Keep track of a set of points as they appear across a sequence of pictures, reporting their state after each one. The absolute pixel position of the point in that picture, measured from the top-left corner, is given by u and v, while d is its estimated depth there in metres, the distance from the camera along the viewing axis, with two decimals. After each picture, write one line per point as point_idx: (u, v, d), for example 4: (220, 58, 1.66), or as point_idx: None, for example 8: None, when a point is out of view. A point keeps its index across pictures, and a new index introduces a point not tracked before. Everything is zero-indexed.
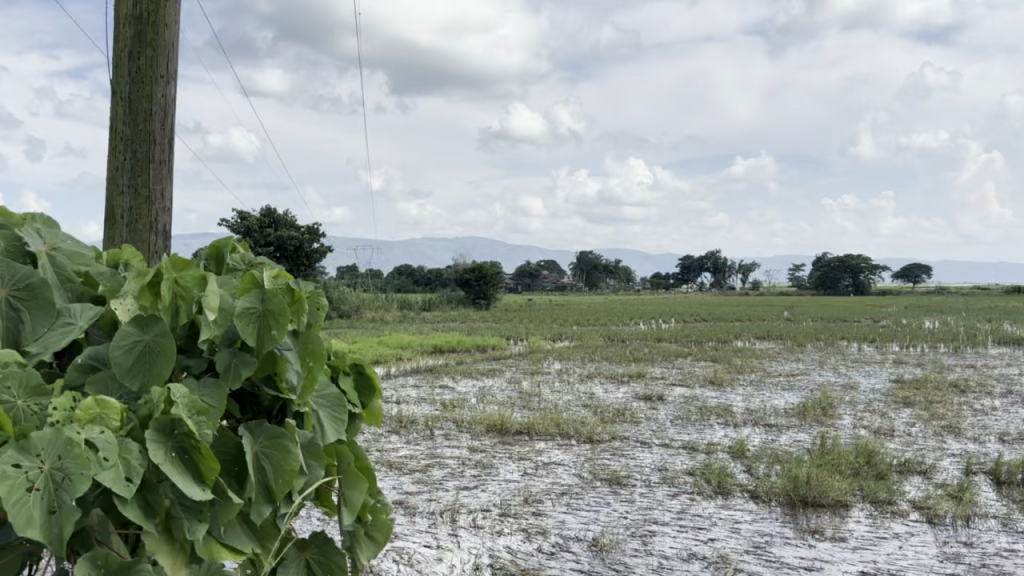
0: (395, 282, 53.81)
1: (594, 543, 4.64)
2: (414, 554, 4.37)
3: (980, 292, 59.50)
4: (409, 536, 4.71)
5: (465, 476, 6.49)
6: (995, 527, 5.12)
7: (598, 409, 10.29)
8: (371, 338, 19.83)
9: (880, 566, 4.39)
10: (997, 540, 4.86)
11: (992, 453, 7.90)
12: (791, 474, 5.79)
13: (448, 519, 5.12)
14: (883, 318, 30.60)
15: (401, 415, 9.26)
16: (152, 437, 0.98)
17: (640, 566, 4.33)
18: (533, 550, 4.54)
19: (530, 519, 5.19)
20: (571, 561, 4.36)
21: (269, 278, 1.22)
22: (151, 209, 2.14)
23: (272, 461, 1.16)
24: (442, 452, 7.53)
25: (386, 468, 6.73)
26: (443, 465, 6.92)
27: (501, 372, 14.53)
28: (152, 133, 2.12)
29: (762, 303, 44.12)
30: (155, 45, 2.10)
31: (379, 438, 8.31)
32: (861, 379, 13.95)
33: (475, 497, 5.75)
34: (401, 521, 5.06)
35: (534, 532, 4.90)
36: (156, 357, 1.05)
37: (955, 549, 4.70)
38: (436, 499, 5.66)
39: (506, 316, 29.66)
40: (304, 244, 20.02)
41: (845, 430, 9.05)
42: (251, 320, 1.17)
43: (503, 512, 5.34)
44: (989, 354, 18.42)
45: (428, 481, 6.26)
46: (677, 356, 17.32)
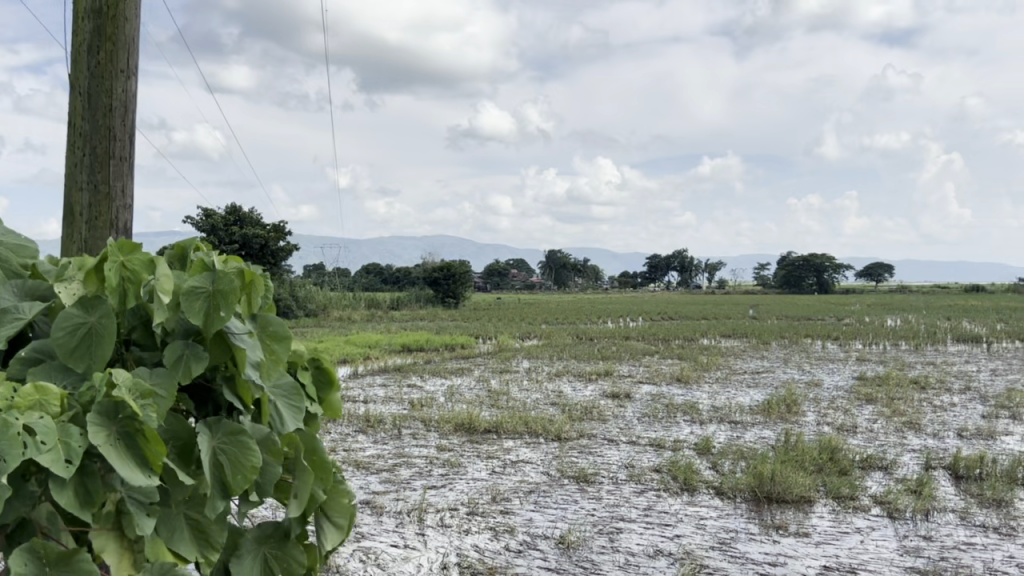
0: (363, 282, 53.54)
1: (561, 540, 4.72)
2: (381, 554, 4.41)
3: (939, 290, 60.78)
4: (376, 536, 4.74)
5: (432, 475, 6.51)
6: (953, 521, 5.28)
7: (566, 406, 10.39)
8: (338, 338, 19.74)
9: (842, 560, 4.50)
10: (955, 534, 5.01)
11: (951, 448, 8.11)
12: (755, 470, 5.91)
13: (415, 518, 5.16)
14: (847, 316, 31.07)
15: (367, 415, 9.26)
16: (93, 421, 1.02)
17: (606, 563, 4.40)
18: (500, 548, 4.60)
19: (498, 517, 5.25)
20: (538, 558, 4.44)
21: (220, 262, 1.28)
22: (112, 207, 2.03)
23: (231, 458, 1.20)
24: (411, 451, 7.55)
25: (354, 468, 6.74)
26: (411, 464, 6.94)
27: (469, 370, 14.54)
28: (113, 129, 2.01)
29: (729, 301, 44.66)
30: (115, 40, 1.99)
31: (346, 438, 8.30)
32: (825, 376, 14.21)
33: (442, 497, 5.79)
34: (368, 521, 5.08)
35: (501, 530, 4.95)
36: (99, 340, 1.11)
37: (915, 543, 4.84)
38: (404, 498, 5.71)
39: (475, 315, 29.70)
40: (270, 243, 19.83)
41: (809, 427, 9.24)
42: (200, 298, 1.21)
43: (471, 510, 5.39)
44: (948, 351, 18.85)
45: (396, 481, 6.29)
46: (644, 354, 17.49)
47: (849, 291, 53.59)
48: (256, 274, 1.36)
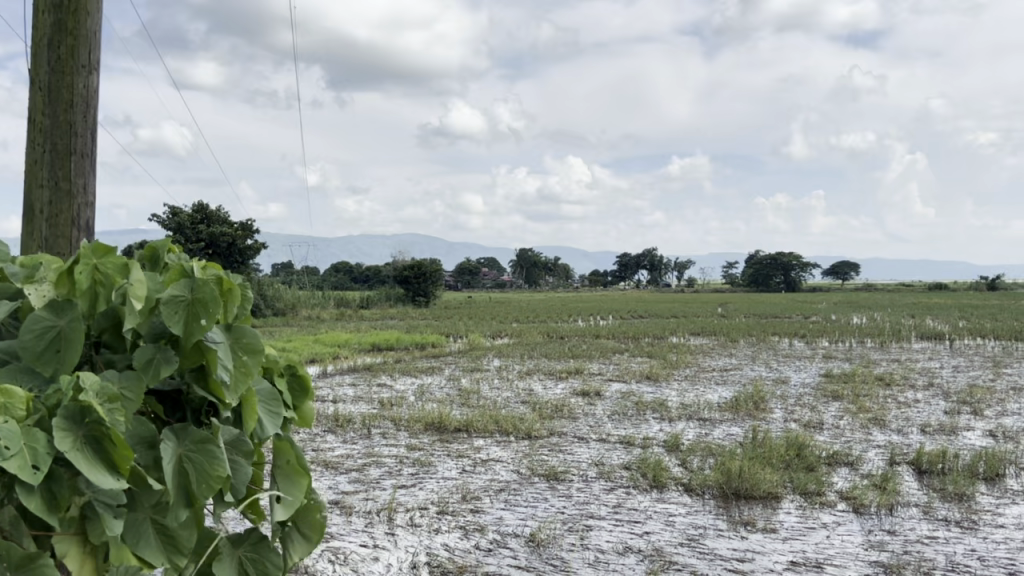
0: (332, 280, 53.19)
1: (531, 538, 4.70)
2: (350, 554, 4.36)
3: (903, 288, 61.73)
4: (345, 536, 4.69)
5: (402, 475, 6.45)
6: (916, 515, 5.34)
7: (536, 404, 10.39)
8: (308, 337, 19.56)
9: (808, 555, 4.52)
10: (918, 528, 5.06)
11: (914, 443, 8.22)
12: (722, 467, 5.94)
13: (385, 518, 5.12)
14: (814, 314, 31.33)
15: (337, 415, 9.17)
16: (59, 424, 0.99)
17: (576, 560, 4.39)
18: (471, 547, 4.58)
19: (468, 517, 5.20)
20: (508, 557, 4.41)
21: (197, 268, 1.24)
22: (73, 205, 1.91)
23: (197, 465, 1.16)
24: (381, 451, 7.49)
25: (322, 468, 6.68)
26: (381, 464, 6.87)
27: (440, 369, 14.49)
28: (74, 124, 1.89)
29: (699, 299, 44.99)
30: (76, 34, 1.88)
31: (315, 438, 8.22)
32: (792, 373, 14.35)
33: (412, 496, 5.74)
34: (337, 521, 5.03)
35: (471, 529, 4.92)
36: (67, 342, 1.10)
37: (879, 537, 4.88)
38: (373, 498, 5.65)
39: (446, 313, 29.60)
40: (237, 242, 19.55)
41: (776, 423, 9.31)
42: (179, 308, 1.18)
43: (441, 510, 5.34)
44: (912, 348, 19.12)
45: (366, 481, 6.24)
46: (614, 352, 17.54)
47: (816, 289, 54.19)
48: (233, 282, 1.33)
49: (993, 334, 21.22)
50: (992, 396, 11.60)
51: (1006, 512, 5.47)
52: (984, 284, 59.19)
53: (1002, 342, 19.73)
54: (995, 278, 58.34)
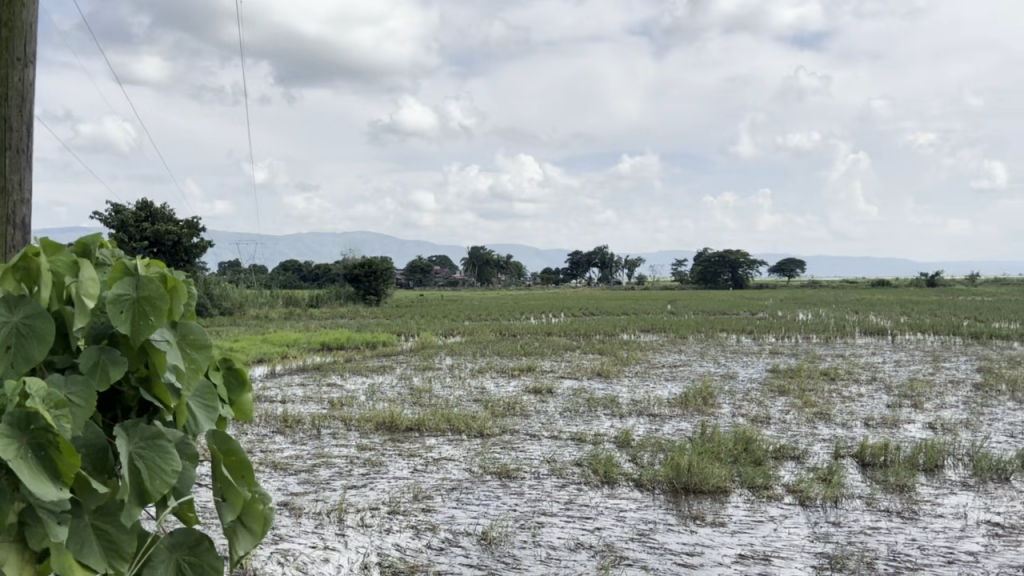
0: (281, 280, 52.28)
1: (483, 536, 4.60)
2: (300, 555, 4.22)
3: (847, 284, 62.96)
4: (295, 538, 4.55)
5: (352, 474, 6.32)
6: (860, 506, 5.38)
7: (488, 403, 10.28)
8: (256, 336, 19.10)
9: (756, 548, 4.50)
10: (861, 519, 5.09)
11: (858, 437, 8.32)
12: (672, 461, 5.92)
13: (336, 519, 4.97)
14: (760, 311, 31.72)
15: (286, 415, 8.94)
16: (6, 430, 1.04)
17: (528, 557, 4.31)
18: (422, 546, 4.47)
19: (419, 516, 5.08)
20: (460, 556, 4.31)
21: (139, 267, 1.34)
22: (8, 201, 1.79)
23: (147, 464, 1.24)
24: (330, 451, 7.32)
25: (272, 470, 6.48)
26: (331, 464, 6.73)
27: (391, 368, 14.25)
28: (7, 121, 1.76)
29: (650, 296, 45.25)
30: (9, 26, 1.73)
31: (263, 439, 8.00)
32: (739, 369, 14.47)
33: (362, 496, 5.60)
34: (286, 522, 4.88)
35: (423, 528, 4.81)
36: (27, 337, 1.15)
37: (824, 529, 4.89)
38: (324, 499, 5.49)
39: (398, 312, 29.26)
40: (184, 239, 19.00)
41: (724, 418, 9.37)
42: (126, 305, 1.28)
43: (392, 509, 5.21)
44: (856, 343, 19.46)
45: (315, 482, 6.07)
46: (565, 350, 17.50)
47: (762, 286, 54.93)
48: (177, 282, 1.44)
49: (932, 329, 21.69)
50: (931, 389, 11.84)
51: (945, 502, 5.54)
52: (923, 280, 60.80)
53: (940, 337, 20.19)
54: (934, 275, 59.77)
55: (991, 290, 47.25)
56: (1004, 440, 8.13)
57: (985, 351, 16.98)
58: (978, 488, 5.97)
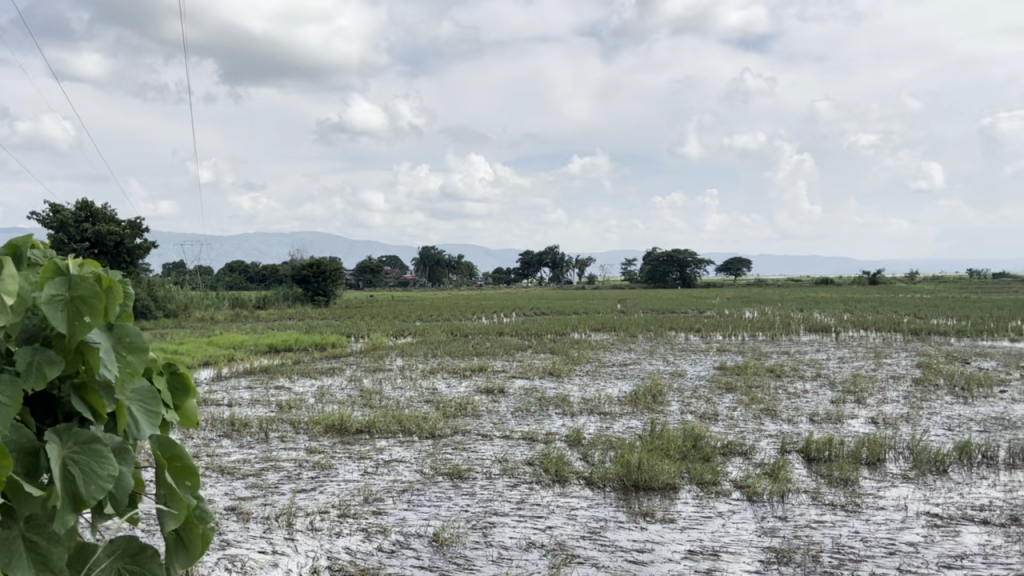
0: (228, 281, 51.34)
1: (434, 538, 4.51)
2: (247, 561, 4.12)
3: (792, 283, 64.03)
4: (242, 543, 4.42)
5: (301, 478, 6.18)
6: (807, 501, 5.41)
7: (439, 403, 10.17)
8: (200, 339, 18.66)
9: (706, 544, 4.49)
10: (808, 513, 5.12)
11: (804, 432, 8.42)
12: (623, 459, 5.91)
13: (284, 523, 4.84)
14: (708, 309, 32.05)
15: (232, 418, 8.73)
16: None
17: (479, 557, 4.24)
18: (373, 549, 4.36)
19: (370, 518, 4.98)
20: (412, 557, 4.23)
21: (72, 265, 1.27)
22: None
23: (82, 468, 1.19)
24: (278, 455, 7.14)
25: (218, 474, 6.30)
26: (279, 468, 6.57)
27: (340, 370, 14.03)
28: None
29: (601, 296, 45.45)
30: None
31: (208, 443, 7.78)
32: (688, 366, 14.58)
33: (312, 500, 5.47)
34: (233, 528, 4.73)
35: (373, 531, 4.70)
36: None
37: (771, 523, 4.90)
38: (272, 503, 5.35)
39: (347, 313, 28.91)
40: (126, 240, 18.44)
41: (674, 416, 9.42)
42: (60, 304, 1.21)
43: (342, 512, 5.10)
44: (801, 340, 19.76)
45: (263, 486, 5.91)
46: (517, 349, 17.46)
47: (709, 285, 55.53)
48: (114, 281, 1.37)
49: (873, 325, 22.11)
50: (874, 385, 12.05)
51: (887, 494, 5.61)
52: (865, 279, 62.14)
53: (882, 333, 20.62)
54: (876, 274, 60.94)
55: (929, 288, 48.72)
56: (942, 433, 8.29)
57: (925, 347, 17.36)
58: (919, 480, 6.07)
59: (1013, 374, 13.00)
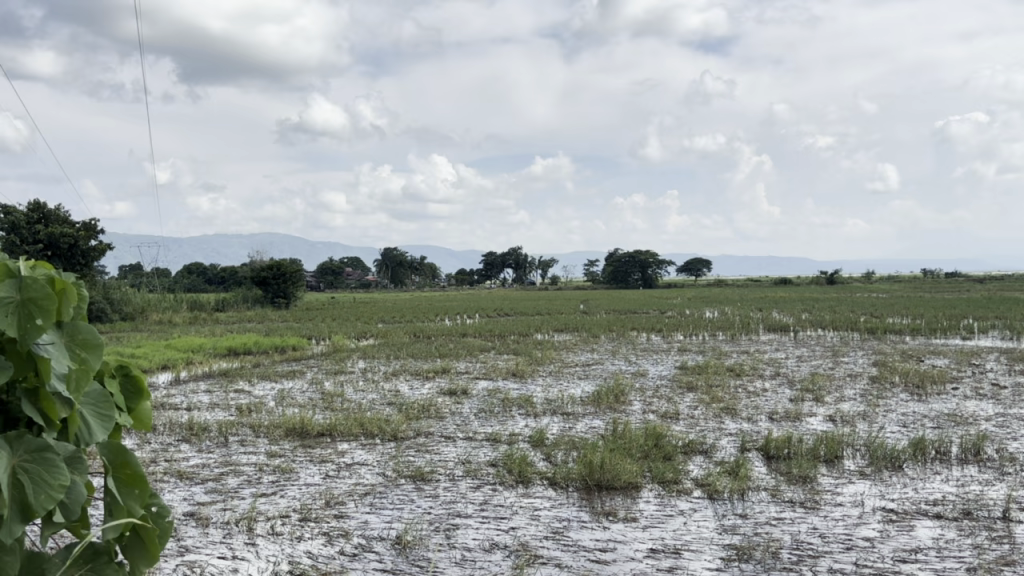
0: (186, 283, 50.58)
1: (397, 541, 4.52)
2: (207, 567, 4.09)
3: (752, 283, 64.83)
4: (201, 549, 4.39)
5: (262, 482, 6.14)
6: (766, 498, 5.50)
7: (402, 405, 10.14)
8: (158, 341, 18.36)
9: (667, 542, 4.56)
10: (767, 510, 5.21)
11: (763, 430, 8.55)
12: (585, 459, 5.95)
13: (245, 528, 4.80)
14: (670, 309, 32.35)
15: (191, 422, 8.62)
16: None
17: (443, 560, 4.25)
18: (335, 553, 4.36)
19: (332, 522, 4.97)
20: (374, 561, 4.23)
21: (23, 268, 1.27)
22: None
23: (33, 477, 1.19)
24: (238, 459, 7.08)
25: (176, 479, 6.23)
26: (239, 472, 6.50)
27: (301, 373, 13.92)
28: None
29: (564, 296, 45.62)
30: None
31: (166, 448, 7.67)
32: (650, 366, 14.70)
33: (273, 504, 5.44)
34: (192, 534, 4.69)
35: (336, 535, 4.69)
36: None
37: (732, 521, 4.98)
38: (233, 508, 5.30)
39: (308, 314, 28.64)
40: (80, 242, 18.04)
41: (636, 415, 9.51)
42: (11, 309, 1.20)
43: (303, 516, 5.08)
44: (760, 339, 20.04)
45: (224, 490, 5.86)
46: (480, 350, 17.44)
47: (670, 285, 56.08)
48: (65, 283, 1.37)
49: (831, 325, 22.48)
50: (831, 383, 12.26)
51: (844, 491, 5.73)
52: (823, 279, 63.11)
53: (839, 332, 20.97)
54: (834, 274, 61.87)
55: (884, 288, 49.47)
56: (897, 430, 8.47)
57: (880, 346, 17.72)
58: (875, 476, 6.21)
59: (965, 371, 13.32)
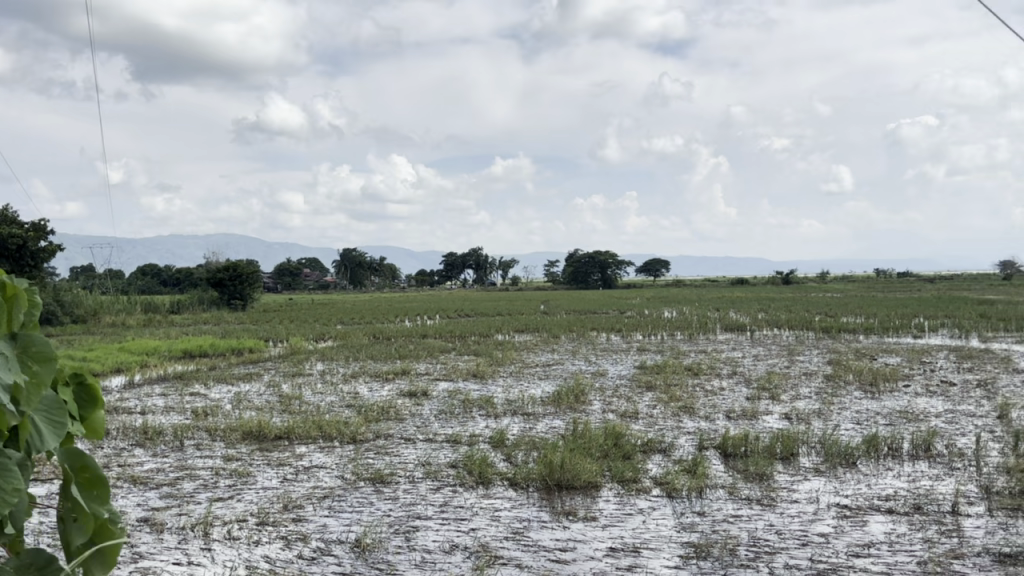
0: (139, 284, 49.60)
1: (357, 543, 4.50)
2: (162, 572, 4.05)
3: (710, 283, 65.54)
4: (156, 555, 4.32)
5: (218, 486, 6.06)
6: (723, 496, 5.57)
7: (361, 408, 10.08)
8: (111, 344, 18.01)
9: (626, 541, 4.59)
10: (725, 508, 5.27)
11: (720, 428, 8.66)
12: (545, 459, 5.96)
13: (201, 533, 4.74)
14: (629, 309, 32.57)
15: (145, 426, 8.46)
16: None
17: (402, 562, 4.25)
18: (292, 557, 4.33)
19: (290, 526, 4.93)
20: (332, 564, 4.20)
21: None
22: None
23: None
24: (194, 463, 6.97)
25: (130, 485, 6.12)
26: (194, 476, 6.41)
27: (258, 376, 13.76)
28: None
29: (524, 296, 45.71)
30: None
31: (119, 453, 7.53)
32: (609, 366, 14.79)
33: (229, 508, 5.38)
34: (146, 540, 4.61)
35: (293, 539, 4.65)
36: None
37: (690, 519, 5.03)
38: (187, 513, 5.23)
39: (266, 316, 28.30)
40: (28, 242, 17.57)
41: (596, 415, 9.56)
42: None
43: (261, 520, 5.02)
44: (718, 339, 20.29)
45: (178, 495, 5.77)
46: (440, 351, 17.38)
47: (631, 286, 56.57)
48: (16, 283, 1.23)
49: (786, 324, 22.84)
50: (787, 381, 12.44)
51: (800, 488, 5.82)
52: (778, 279, 64.03)
53: (794, 331, 21.29)
54: (790, 274, 62.80)
55: (838, 288, 50.18)
56: (851, 427, 8.63)
57: (834, 345, 18.02)
58: (830, 472, 6.32)
59: (916, 369, 13.62)
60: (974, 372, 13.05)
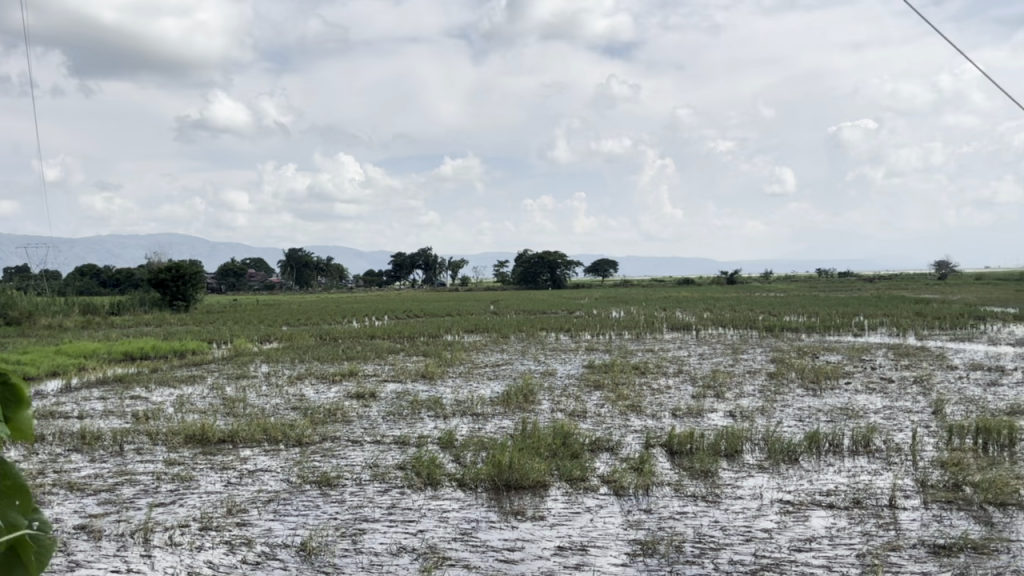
0: (77, 284, 48.27)
1: (302, 547, 4.43)
2: None
3: (658, 283, 66.11)
4: (94, 563, 4.21)
5: (159, 491, 5.92)
6: (670, 493, 5.62)
7: (308, 409, 9.92)
8: (47, 347, 17.47)
9: (573, 539, 4.61)
10: (671, 505, 5.33)
11: (667, 426, 8.75)
12: (494, 459, 5.96)
13: (141, 539, 4.62)
14: (578, 309, 32.74)
15: (83, 431, 8.21)
16: None
17: (349, 565, 4.20)
18: (236, 562, 4.26)
19: (234, 530, 4.84)
20: (278, 568, 4.15)
21: None
22: None
23: None
24: (133, 468, 6.78)
25: (66, 491, 5.93)
26: (135, 481, 6.24)
27: (201, 378, 13.48)
28: None
29: (474, 296, 45.64)
30: None
31: (55, 459, 7.31)
32: (557, 366, 14.83)
33: (171, 513, 5.26)
34: (83, 548, 4.48)
35: (237, 543, 4.57)
36: None
37: (637, 516, 5.08)
38: (127, 519, 5.09)
39: (211, 316, 27.76)
40: None
41: (545, 414, 9.57)
42: None
43: (204, 525, 4.92)
44: (664, 338, 20.50)
45: (117, 501, 5.61)
46: (388, 352, 17.24)
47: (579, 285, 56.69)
48: None
49: (731, 323, 23.18)
50: (732, 379, 12.63)
51: (744, 484, 5.92)
52: (724, 279, 64.84)
53: (739, 330, 21.60)
54: (735, 274, 63.63)
55: (782, 287, 50.92)
56: (794, 425, 8.77)
57: (778, 343, 18.35)
58: (773, 469, 6.43)
59: (856, 367, 13.90)
60: (910, 370, 13.39)
